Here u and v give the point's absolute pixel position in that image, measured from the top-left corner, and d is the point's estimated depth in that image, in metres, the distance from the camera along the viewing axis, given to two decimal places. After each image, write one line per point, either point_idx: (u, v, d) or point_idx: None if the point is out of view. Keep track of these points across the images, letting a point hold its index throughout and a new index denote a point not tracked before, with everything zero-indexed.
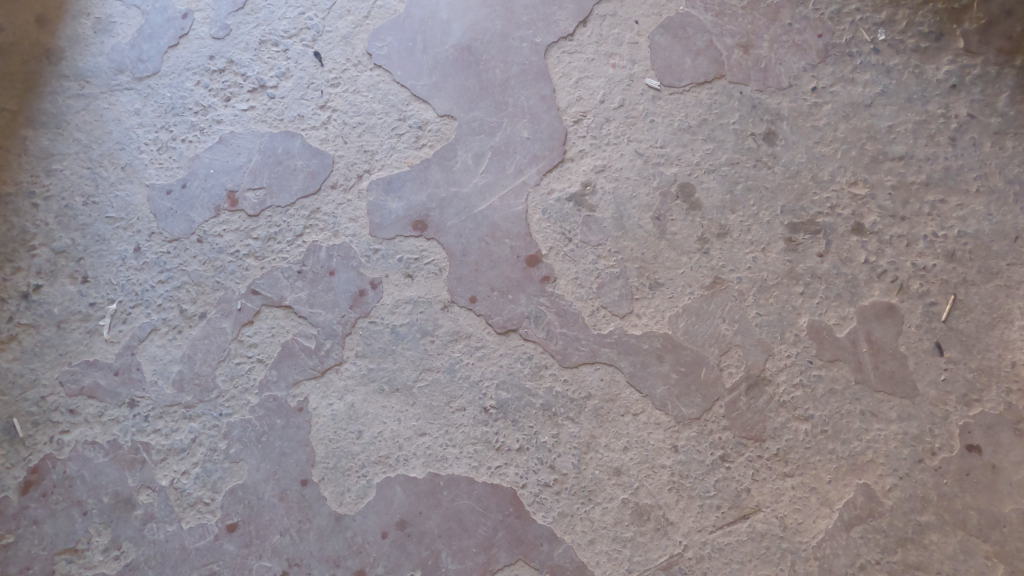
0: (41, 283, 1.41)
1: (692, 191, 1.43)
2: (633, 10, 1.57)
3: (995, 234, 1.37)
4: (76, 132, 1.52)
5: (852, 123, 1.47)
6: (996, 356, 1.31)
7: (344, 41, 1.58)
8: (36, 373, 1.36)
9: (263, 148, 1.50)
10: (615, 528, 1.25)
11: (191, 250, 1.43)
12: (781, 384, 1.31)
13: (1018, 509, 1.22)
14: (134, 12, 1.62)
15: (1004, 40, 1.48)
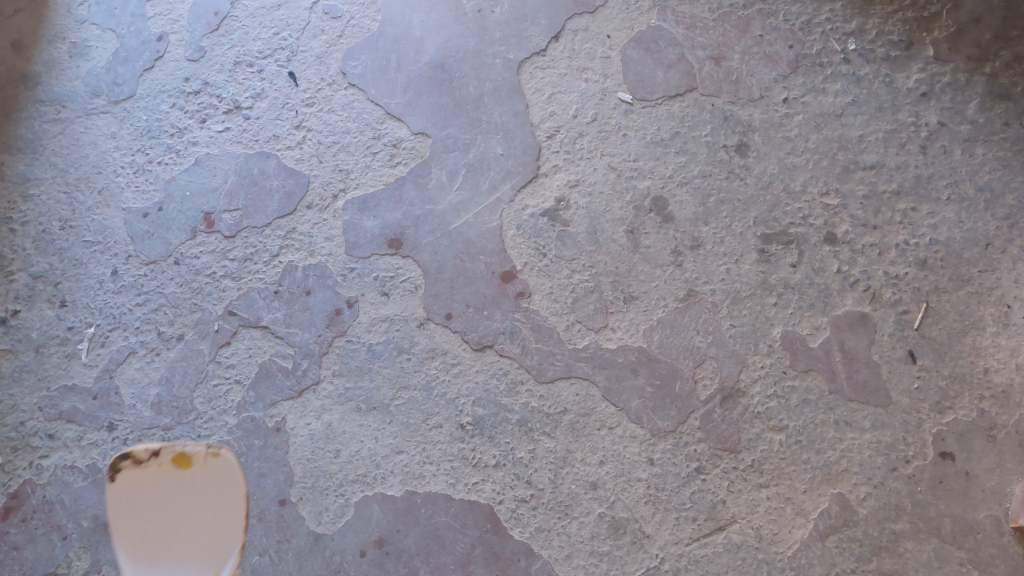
0: (20, 308, 1.42)
1: (665, 205, 1.45)
2: (606, 25, 1.59)
3: (966, 241, 1.38)
4: (52, 157, 1.53)
5: (823, 133, 1.48)
6: (968, 363, 1.32)
7: (318, 61, 1.59)
8: (15, 399, 1.36)
9: (238, 169, 1.51)
10: (592, 542, 1.25)
11: (168, 273, 1.44)
12: (755, 395, 1.32)
13: (991, 516, 1.23)
14: (109, 36, 1.63)
15: (973, 48, 1.50)
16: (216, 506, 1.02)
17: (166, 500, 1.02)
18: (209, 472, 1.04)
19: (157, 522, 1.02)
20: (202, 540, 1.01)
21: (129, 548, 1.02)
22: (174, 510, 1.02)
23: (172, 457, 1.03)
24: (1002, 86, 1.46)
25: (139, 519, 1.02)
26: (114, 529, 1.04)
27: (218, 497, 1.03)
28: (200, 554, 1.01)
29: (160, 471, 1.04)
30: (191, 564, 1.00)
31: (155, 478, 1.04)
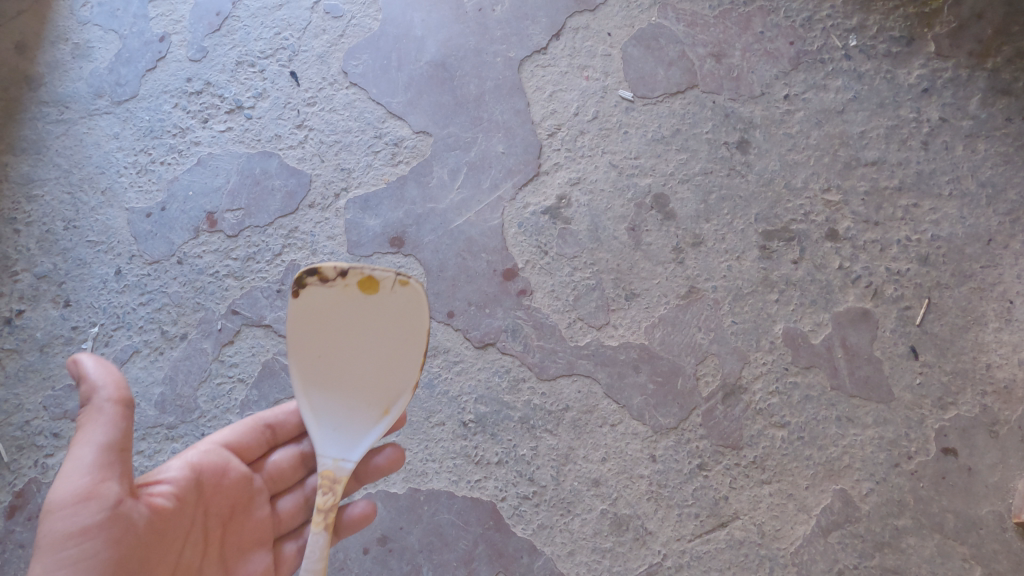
0: (24, 308, 1.43)
1: (666, 202, 1.45)
2: (606, 23, 1.59)
3: (968, 237, 1.38)
4: (56, 158, 1.54)
5: (824, 130, 1.48)
6: (971, 358, 1.31)
7: (319, 61, 1.60)
8: (20, 398, 1.37)
9: (241, 168, 1.52)
10: (595, 539, 1.26)
11: (171, 272, 1.44)
12: (757, 391, 1.32)
13: (994, 511, 1.23)
14: (112, 37, 1.64)
15: (974, 43, 1.50)
16: (402, 343, 1.07)
17: (348, 324, 1.06)
18: (393, 300, 1.06)
19: (335, 342, 1.07)
20: (380, 375, 1.08)
21: (305, 368, 1.09)
22: (348, 334, 1.07)
23: (360, 279, 1.04)
24: (1004, 82, 1.46)
25: (317, 341, 1.08)
26: (292, 345, 1.08)
27: (403, 326, 1.07)
28: (377, 378, 1.08)
29: (345, 294, 1.05)
30: (363, 393, 1.09)
31: (334, 301, 1.06)
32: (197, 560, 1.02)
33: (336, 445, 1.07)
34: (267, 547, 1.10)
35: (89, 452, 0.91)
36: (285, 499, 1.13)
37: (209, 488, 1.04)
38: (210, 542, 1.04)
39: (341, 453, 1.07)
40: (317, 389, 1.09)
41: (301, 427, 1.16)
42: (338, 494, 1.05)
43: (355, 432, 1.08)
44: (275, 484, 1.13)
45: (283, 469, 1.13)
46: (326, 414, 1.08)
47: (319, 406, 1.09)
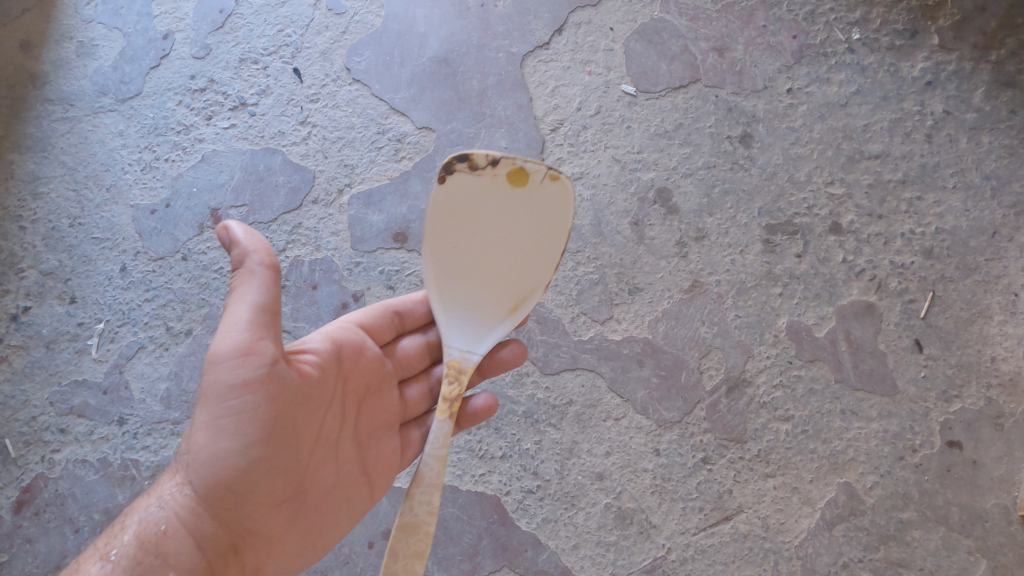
0: (31, 305, 1.43)
1: (669, 196, 1.45)
2: (609, 18, 1.59)
3: (972, 230, 1.38)
4: (61, 155, 1.55)
5: (828, 123, 1.48)
6: (976, 351, 1.31)
7: (322, 57, 1.60)
8: (27, 395, 1.38)
9: (244, 165, 1.52)
10: (599, 533, 1.26)
11: (176, 268, 1.45)
12: (761, 385, 1.32)
13: (1000, 504, 1.23)
14: (116, 35, 1.65)
15: (978, 36, 1.49)
16: (538, 240, 1.06)
17: (487, 218, 1.05)
18: (536, 197, 1.04)
19: (472, 234, 1.06)
20: (513, 271, 1.07)
21: (439, 259, 1.08)
22: (487, 226, 1.05)
23: (510, 170, 1.02)
24: (1008, 74, 1.46)
25: (454, 232, 1.06)
26: (428, 234, 1.07)
27: (544, 224, 1.05)
28: (506, 276, 1.08)
29: (492, 186, 1.03)
30: (491, 288, 1.08)
31: (480, 192, 1.04)
32: (335, 429, 1.03)
33: (461, 337, 1.07)
34: (397, 429, 1.10)
35: (245, 310, 0.94)
36: (412, 387, 1.13)
37: (345, 362, 1.05)
38: (348, 418, 1.05)
39: (467, 346, 1.07)
40: (449, 282, 1.08)
41: (429, 317, 1.16)
42: (463, 384, 1.05)
43: (481, 325, 1.08)
44: (404, 370, 1.13)
45: (411, 356, 1.13)
46: (454, 306, 1.08)
47: (448, 298, 1.08)
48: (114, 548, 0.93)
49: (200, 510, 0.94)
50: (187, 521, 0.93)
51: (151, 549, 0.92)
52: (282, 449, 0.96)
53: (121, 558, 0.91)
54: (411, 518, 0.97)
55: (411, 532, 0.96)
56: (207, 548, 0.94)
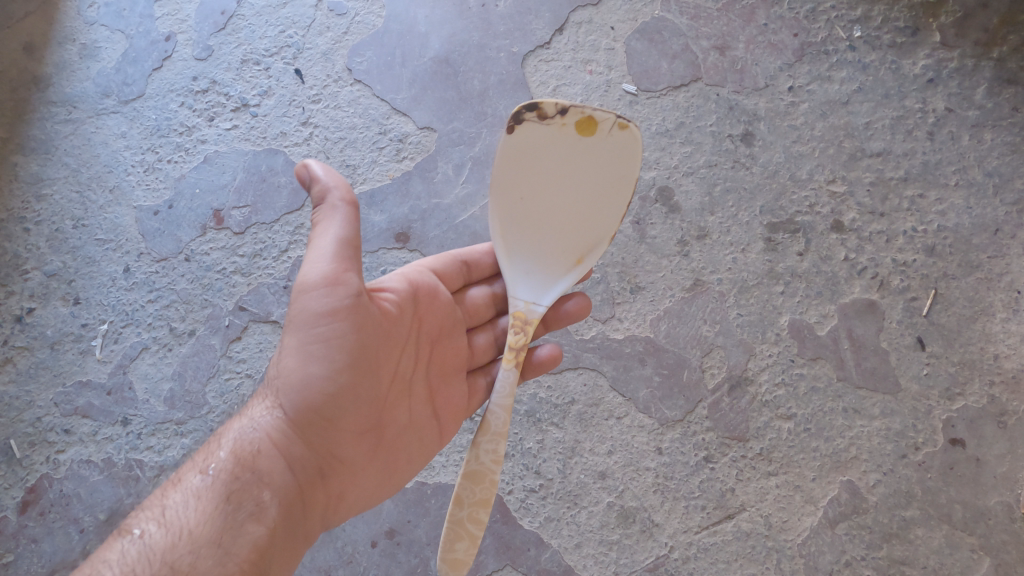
0: (35, 306, 1.44)
1: (671, 195, 1.45)
2: (609, 16, 1.59)
3: (974, 227, 1.38)
4: (65, 157, 1.55)
5: (829, 121, 1.48)
6: (978, 349, 1.31)
7: (324, 58, 1.61)
8: (31, 395, 1.38)
9: (247, 166, 1.53)
10: (601, 531, 1.26)
11: (179, 269, 1.45)
12: (763, 383, 1.32)
13: (1003, 502, 1.22)
14: (118, 37, 1.65)
15: (980, 33, 1.49)
16: (605, 191, 1.07)
17: (555, 170, 1.06)
18: (605, 147, 1.04)
19: (540, 185, 1.07)
20: (580, 223, 1.08)
21: (505, 211, 1.08)
22: (556, 176, 1.06)
23: (580, 119, 1.02)
24: (1010, 71, 1.46)
25: (522, 183, 1.07)
26: (496, 185, 1.08)
27: (612, 174, 1.06)
28: (573, 229, 1.09)
29: (561, 135, 1.04)
30: (558, 240, 1.09)
31: (548, 141, 1.04)
32: (411, 368, 1.05)
33: (528, 289, 1.08)
34: (466, 374, 1.12)
35: (329, 243, 0.96)
36: (479, 336, 1.14)
37: (422, 304, 1.07)
38: (421, 359, 1.07)
39: (533, 297, 1.08)
40: (515, 233, 1.09)
41: (495, 269, 1.17)
42: (529, 335, 1.05)
43: (547, 278, 1.09)
44: (473, 318, 1.14)
45: (480, 305, 1.14)
46: (521, 259, 1.09)
47: (515, 250, 1.09)
48: (210, 464, 0.98)
49: (291, 434, 0.98)
50: (278, 442, 0.98)
51: (245, 468, 0.96)
52: (365, 382, 0.98)
53: (217, 474, 0.96)
54: (478, 466, 0.98)
55: (477, 481, 0.98)
56: (297, 470, 0.99)
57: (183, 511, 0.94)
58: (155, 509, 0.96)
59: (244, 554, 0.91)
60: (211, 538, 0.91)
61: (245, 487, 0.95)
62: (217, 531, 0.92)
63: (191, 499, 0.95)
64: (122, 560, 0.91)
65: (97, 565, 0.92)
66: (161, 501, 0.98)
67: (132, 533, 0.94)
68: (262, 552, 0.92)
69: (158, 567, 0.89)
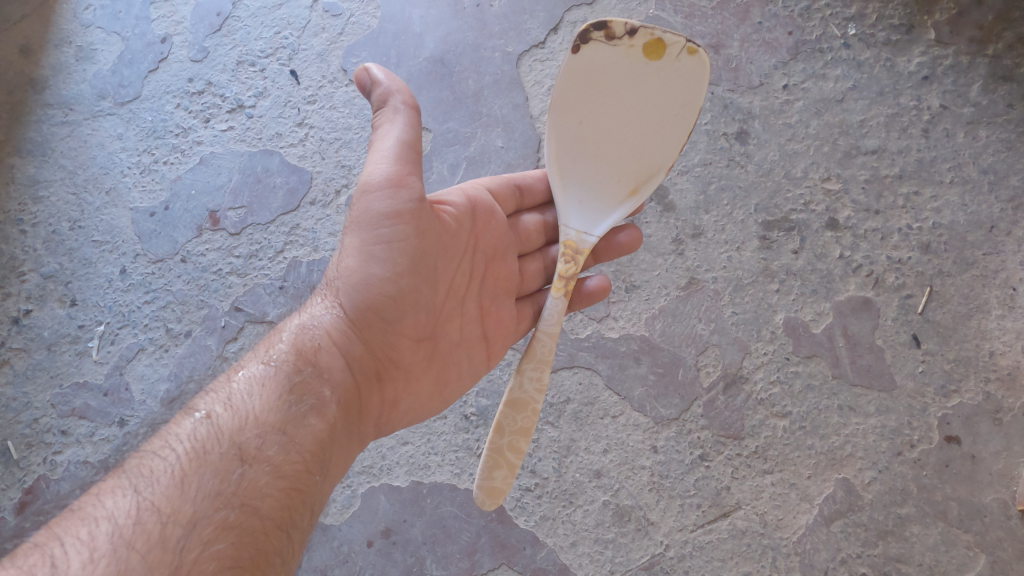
0: (32, 308, 1.45)
1: (665, 194, 1.45)
2: (604, 16, 1.59)
3: (969, 224, 1.37)
4: (61, 159, 1.56)
5: (824, 119, 1.48)
6: (973, 346, 1.31)
7: (319, 59, 1.61)
8: (28, 397, 1.39)
9: (242, 167, 1.53)
10: (597, 530, 1.26)
11: (176, 270, 1.46)
12: (758, 381, 1.32)
13: (998, 499, 1.22)
14: (115, 38, 1.66)
15: (975, 30, 1.49)
16: (664, 121, 1.05)
17: (615, 95, 1.05)
18: (670, 73, 1.03)
19: (600, 110, 1.06)
20: (636, 153, 1.07)
21: (563, 138, 1.08)
22: (617, 103, 1.05)
23: (648, 43, 1.01)
24: (1005, 68, 1.45)
25: (583, 108, 1.06)
26: (556, 110, 1.07)
27: (674, 104, 1.04)
28: (630, 157, 1.07)
29: (627, 58, 1.02)
30: (613, 168, 1.08)
31: (614, 65, 1.03)
32: (465, 283, 1.07)
33: (580, 216, 1.08)
34: (515, 299, 1.13)
35: (392, 145, 0.97)
36: (531, 262, 1.15)
37: (479, 224, 1.08)
38: (473, 278, 1.08)
39: (584, 226, 1.07)
40: (571, 161, 1.08)
41: (548, 198, 1.17)
42: (579, 265, 1.05)
43: (600, 207, 1.08)
44: (523, 245, 1.14)
45: (531, 232, 1.15)
46: (575, 186, 1.09)
47: (569, 178, 1.09)
48: (274, 353, 0.99)
49: (351, 332, 1.01)
50: (338, 341, 1.00)
51: (308, 360, 0.98)
52: (423, 288, 1.01)
53: (282, 362, 0.97)
54: (521, 394, 0.99)
55: (520, 409, 0.98)
56: (355, 369, 1.00)
57: (248, 394, 0.94)
58: (217, 392, 0.96)
59: (308, 442, 0.91)
60: (276, 422, 0.91)
61: (310, 377, 0.96)
62: (280, 417, 0.92)
63: (254, 384, 0.95)
64: (187, 438, 0.90)
65: (162, 442, 0.91)
66: (221, 385, 0.97)
67: (194, 413, 0.93)
68: (323, 442, 0.93)
69: (223, 446, 0.89)
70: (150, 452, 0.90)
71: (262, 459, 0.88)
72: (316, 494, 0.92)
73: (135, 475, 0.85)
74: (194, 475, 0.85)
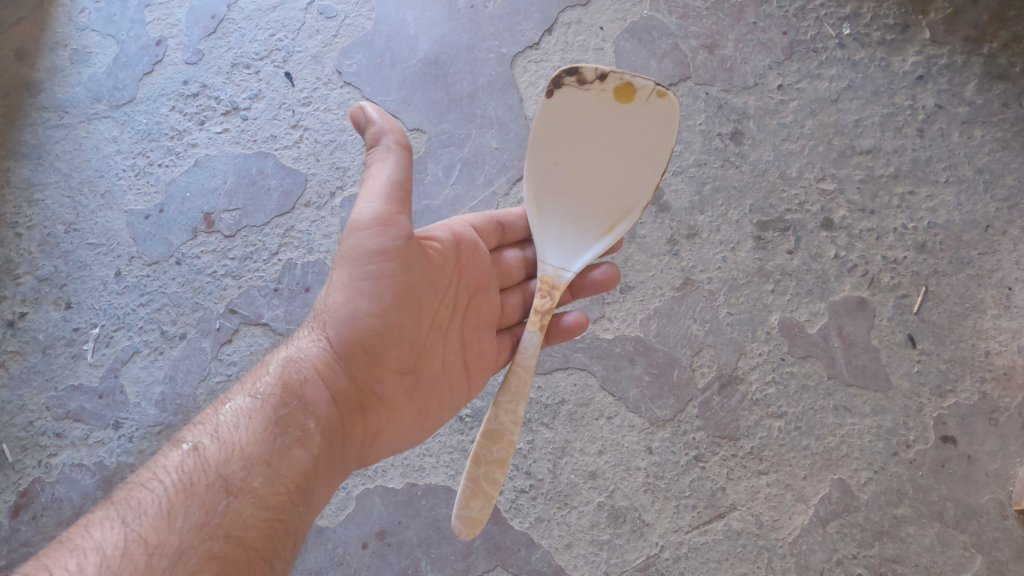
0: (27, 311, 1.45)
1: (660, 194, 1.45)
2: (598, 17, 1.59)
3: (965, 223, 1.37)
4: (56, 162, 1.56)
5: (819, 119, 1.47)
6: (969, 346, 1.30)
7: (314, 61, 1.61)
8: (23, 400, 1.39)
9: (237, 169, 1.53)
10: (592, 531, 1.26)
11: (170, 273, 1.46)
12: (753, 382, 1.32)
13: (995, 499, 1.22)
14: (110, 41, 1.66)
15: (970, 29, 1.49)
16: (638, 157, 1.06)
17: (590, 133, 1.05)
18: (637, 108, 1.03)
19: (576, 150, 1.07)
20: (612, 189, 1.08)
21: (539, 177, 1.09)
22: (592, 142, 1.06)
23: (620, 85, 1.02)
24: (1001, 67, 1.45)
25: (558, 148, 1.07)
26: (531, 150, 1.08)
27: (648, 141, 1.05)
28: (607, 193, 1.08)
29: (599, 100, 1.03)
30: (592, 207, 1.08)
31: (586, 107, 1.04)
32: (448, 316, 1.07)
33: (558, 254, 1.08)
34: (496, 330, 1.13)
35: (381, 183, 0.98)
36: (511, 295, 1.15)
37: (463, 257, 1.09)
38: (457, 311, 1.08)
39: (562, 262, 1.07)
40: (548, 199, 1.09)
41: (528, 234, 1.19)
42: (556, 299, 1.05)
43: (578, 243, 1.08)
44: (504, 279, 1.15)
45: (512, 267, 1.15)
46: (554, 221, 1.09)
47: (547, 215, 1.09)
48: (262, 384, 0.98)
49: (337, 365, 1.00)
50: (323, 374, 0.99)
51: (295, 393, 0.97)
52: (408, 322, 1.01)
53: (269, 394, 0.97)
54: (496, 425, 0.99)
55: (495, 439, 0.99)
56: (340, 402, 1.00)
57: (234, 426, 0.94)
58: (205, 422, 0.96)
59: (291, 475, 0.91)
60: (261, 455, 0.91)
61: (296, 411, 0.96)
62: (265, 451, 0.92)
63: (240, 417, 0.95)
64: (173, 470, 0.90)
65: (150, 473, 0.90)
66: (209, 415, 0.97)
67: (182, 445, 0.93)
68: (306, 475, 0.93)
69: (210, 478, 0.88)
70: (137, 483, 0.90)
71: (246, 492, 0.88)
72: (298, 525, 0.92)
73: (122, 507, 0.85)
74: (180, 507, 0.85)
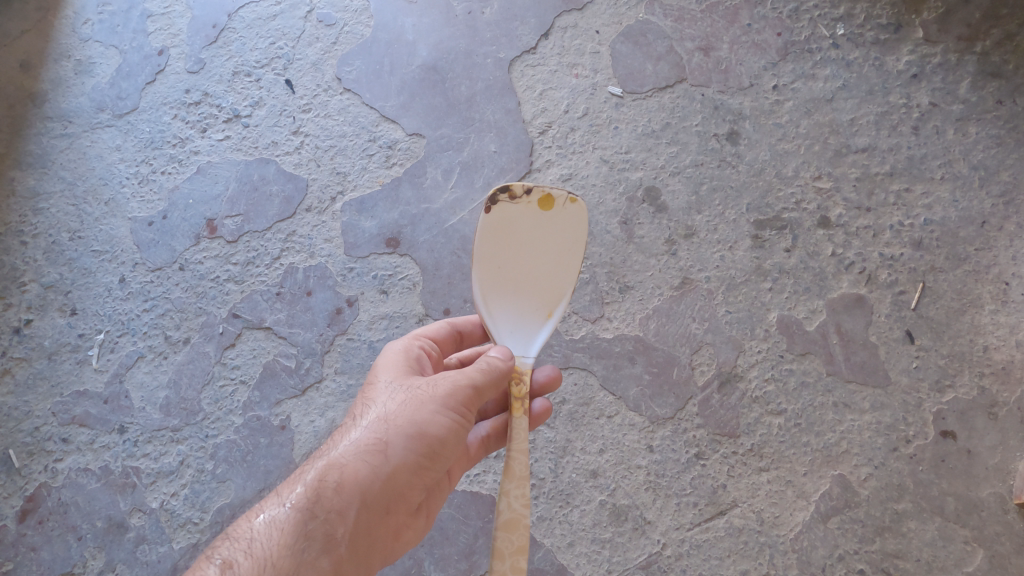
0: (32, 318, 1.46)
1: (658, 195, 1.46)
2: (594, 21, 1.61)
3: (961, 220, 1.38)
4: (61, 171, 1.58)
5: (814, 118, 1.49)
6: (968, 341, 1.31)
7: (314, 68, 1.63)
8: (30, 405, 1.40)
9: (239, 175, 1.55)
10: (594, 530, 1.26)
11: (174, 279, 1.48)
12: (752, 379, 1.32)
13: (995, 493, 1.22)
14: (112, 52, 1.68)
15: (962, 28, 1.50)
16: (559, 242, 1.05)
17: (525, 240, 1.05)
18: (568, 220, 1.05)
19: (517, 252, 1.05)
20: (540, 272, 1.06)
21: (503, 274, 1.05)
22: (526, 244, 1.05)
23: (541, 196, 1.04)
24: (994, 65, 1.46)
25: (502, 252, 1.05)
26: (482, 259, 1.05)
27: (556, 237, 1.05)
28: (540, 284, 1.06)
29: (526, 212, 1.04)
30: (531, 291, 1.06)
31: (518, 220, 1.04)
32: None
33: (515, 340, 1.04)
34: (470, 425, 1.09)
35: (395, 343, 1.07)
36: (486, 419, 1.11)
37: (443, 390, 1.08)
38: None
39: (521, 349, 1.04)
40: (498, 299, 1.06)
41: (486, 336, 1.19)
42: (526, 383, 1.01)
43: (526, 330, 1.05)
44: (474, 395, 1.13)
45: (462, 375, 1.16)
46: (506, 314, 1.05)
47: (498, 314, 1.05)
48: (291, 493, 0.91)
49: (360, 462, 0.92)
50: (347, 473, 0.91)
51: (323, 505, 0.89)
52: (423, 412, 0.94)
53: (298, 506, 0.89)
54: (509, 514, 0.91)
55: (511, 529, 0.90)
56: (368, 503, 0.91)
57: (264, 540, 0.87)
58: (235, 535, 0.90)
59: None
60: (288, 571, 0.85)
61: (324, 526, 0.88)
62: (292, 564, 0.85)
63: (269, 527, 0.88)
64: None
65: None
66: (240, 526, 0.92)
67: (212, 561, 0.88)
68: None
69: None
70: None
71: None
72: None
73: None
74: None
